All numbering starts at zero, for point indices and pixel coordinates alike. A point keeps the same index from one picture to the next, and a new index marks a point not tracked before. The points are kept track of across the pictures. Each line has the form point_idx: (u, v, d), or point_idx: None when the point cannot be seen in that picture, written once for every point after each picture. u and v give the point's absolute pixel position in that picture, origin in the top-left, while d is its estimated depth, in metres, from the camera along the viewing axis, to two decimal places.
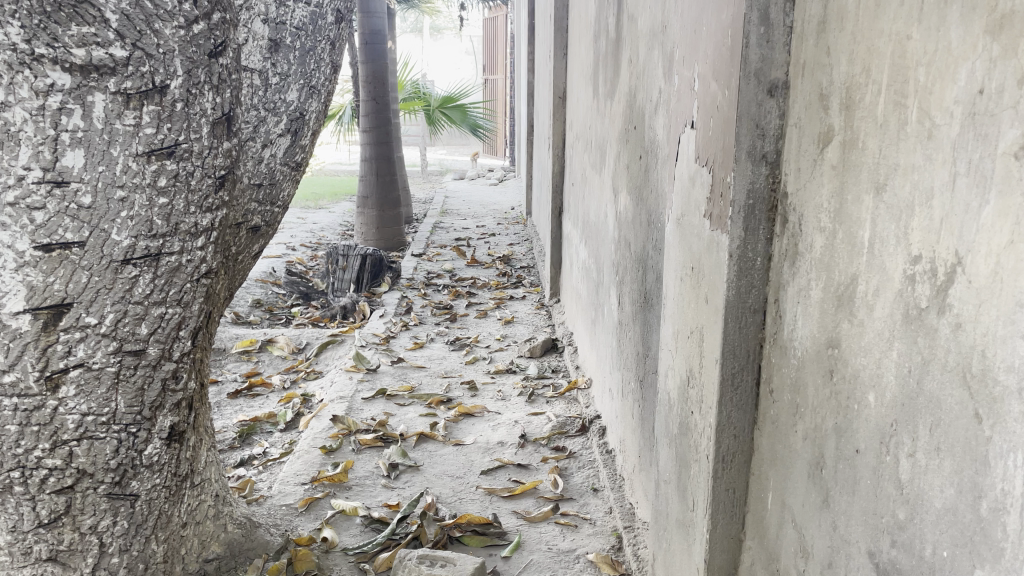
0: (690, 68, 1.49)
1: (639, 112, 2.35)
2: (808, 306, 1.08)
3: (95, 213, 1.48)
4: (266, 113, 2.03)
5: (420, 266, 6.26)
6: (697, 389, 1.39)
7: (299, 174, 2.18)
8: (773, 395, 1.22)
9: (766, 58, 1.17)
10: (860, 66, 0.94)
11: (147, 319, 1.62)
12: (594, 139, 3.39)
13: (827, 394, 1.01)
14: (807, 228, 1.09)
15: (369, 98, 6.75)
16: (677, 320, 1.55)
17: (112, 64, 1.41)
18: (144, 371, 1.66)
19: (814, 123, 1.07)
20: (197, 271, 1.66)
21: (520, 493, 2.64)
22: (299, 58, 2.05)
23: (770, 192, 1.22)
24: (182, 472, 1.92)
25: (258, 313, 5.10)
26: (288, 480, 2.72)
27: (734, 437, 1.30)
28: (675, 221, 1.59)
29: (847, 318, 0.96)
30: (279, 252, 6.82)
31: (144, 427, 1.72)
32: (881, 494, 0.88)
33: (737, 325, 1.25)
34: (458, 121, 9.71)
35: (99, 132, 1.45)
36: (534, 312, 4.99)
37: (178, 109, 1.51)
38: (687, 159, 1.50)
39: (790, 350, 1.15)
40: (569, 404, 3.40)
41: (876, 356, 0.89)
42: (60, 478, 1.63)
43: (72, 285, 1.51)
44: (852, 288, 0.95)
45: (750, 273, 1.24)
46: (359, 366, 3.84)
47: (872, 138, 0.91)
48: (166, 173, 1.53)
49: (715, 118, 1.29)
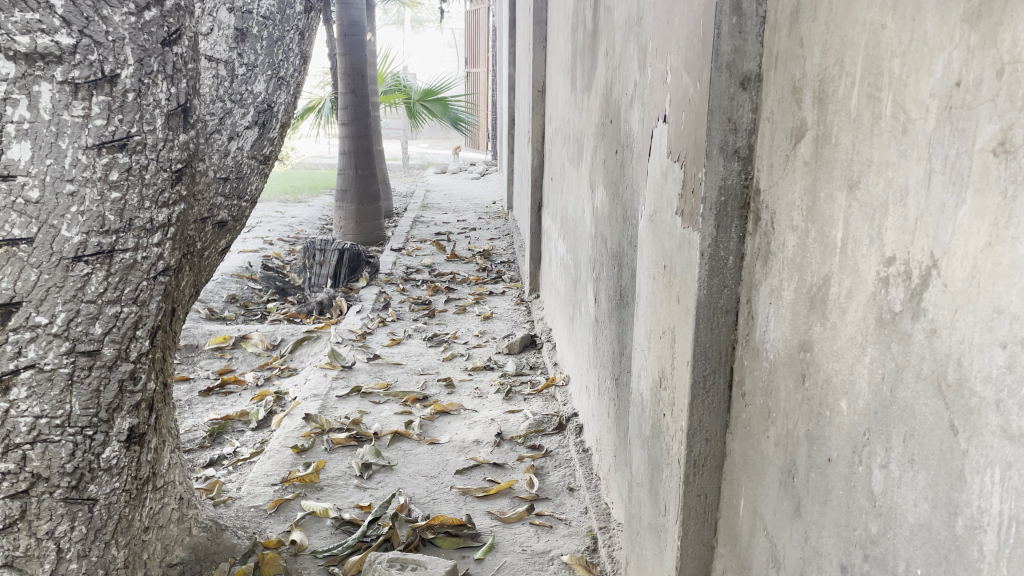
0: (662, 60, 1.45)
1: (615, 105, 2.30)
2: (780, 308, 1.04)
3: (43, 208, 1.42)
4: (232, 104, 1.96)
5: (400, 260, 6.20)
6: (669, 391, 1.35)
7: (267, 167, 2.12)
8: (745, 398, 1.18)
9: (739, 49, 1.13)
10: (834, 57, 0.90)
11: (101, 318, 1.56)
12: (572, 133, 3.35)
13: (799, 400, 0.97)
14: (780, 226, 1.05)
15: (347, 90, 6.66)
16: (650, 320, 1.51)
17: (58, 52, 1.34)
18: (99, 372, 1.60)
19: (787, 117, 1.03)
20: (154, 269, 1.60)
21: (494, 493, 2.59)
22: (267, 48, 1.98)
23: (743, 189, 1.18)
24: (144, 474, 1.86)
25: (232, 308, 5.01)
26: (257, 480, 2.66)
27: (706, 441, 1.26)
28: (649, 217, 1.54)
29: (819, 321, 0.92)
30: (256, 246, 6.73)
31: (101, 429, 1.66)
32: (854, 507, 0.84)
33: (708, 326, 1.21)
34: (439, 114, 9.64)
35: (46, 123, 1.38)
36: (513, 307, 4.95)
37: (130, 100, 1.44)
38: (660, 154, 1.45)
39: (762, 353, 1.11)
40: (547, 401, 3.36)
41: (849, 362, 0.85)
42: (13, 483, 1.57)
43: (21, 284, 1.44)
44: (825, 291, 0.91)
45: (722, 272, 1.19)
46: (335, 363, 3.77)
47: (845, 134, 0.87)
48: (118, 166, 1.47)
49: (687, 112, 1.25)
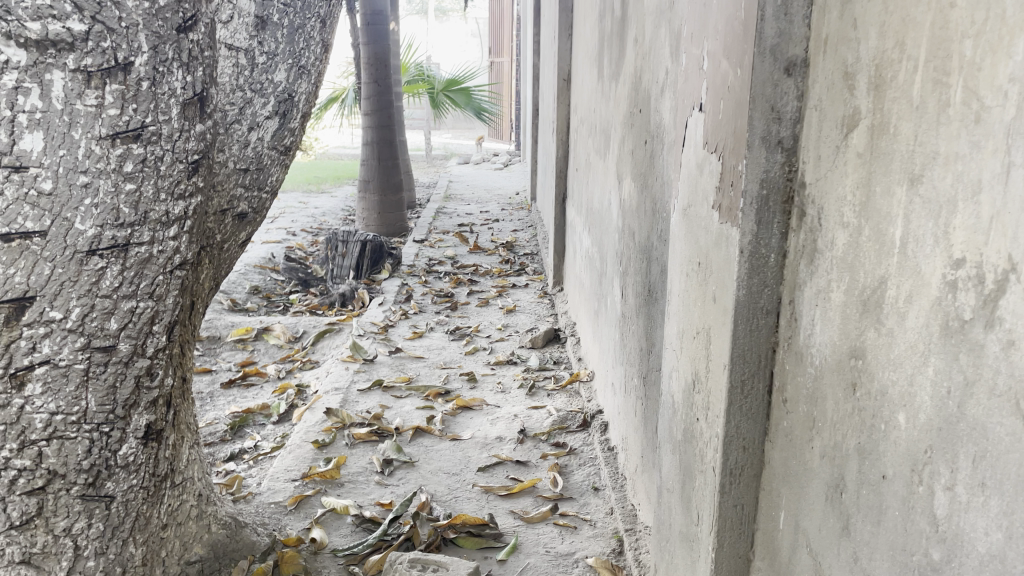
0: (698, 46, 1.38)
1: (645, 95, 2.23)
2: (827, 310, 0.97)
3: (56, 200, 1.38)
4: (252, 94, 1.91)
5: (422, 252, 6.15)
6: (703, 395, 1.29)
7: (288, 159, 2.07)
8: (787, 405, 1.11)
9: (784, 33, 1.06)
10: (892, 38, 0.83)
11: (117, 313, 1.52)
12: (598, 123, 3.28)
13: (848, 410, 0.91)
14: (827, 223, 0.98)
15: (370, 80, 6.60)
16: (682, 319, 1.44)
17: (70, 39, 1.30)
18: (115, 368, 1.56)
19: (837, 105, 0.96)
20: (170, 263, 1.55)
21: (517, 492, 2.54)
22: (287, 36, 1.94)
23: (786, 182, 1.11)
24: (162, 471, 1.82)
25: (255, 300, 5.01)
26: (277, 476, 2.62)
27: (742, 448, 1.19)
28: (682, 211, 1.48)
29: (873, 326, 0.85)
30: (279, 237, 6.73)
31: (118, 426, 1.63)
32: (911, 530, 0.77)
33: (747, 328, 1.14)
34: (462, 104, 9.60)
35: (59, 112, 1.34)
36: (537, 300, 4.88)
37: (144, 89, 1.39)
38: (694, 145, 1.38)
39: (806, 359, 1.04)
40: (570, 397, 3.30)
41: (908, 374, 0.78)
42: (30, 479, 1.54)
43: (35, 278, 1.41)
44: (880, 294, 0.84)
45: (762, 271, 1.13)
46: (356, 356, 3.74)
47: (906, 122, 0.80)
48: (133, 157, 1.42)
49: (726, 100, 1.18)
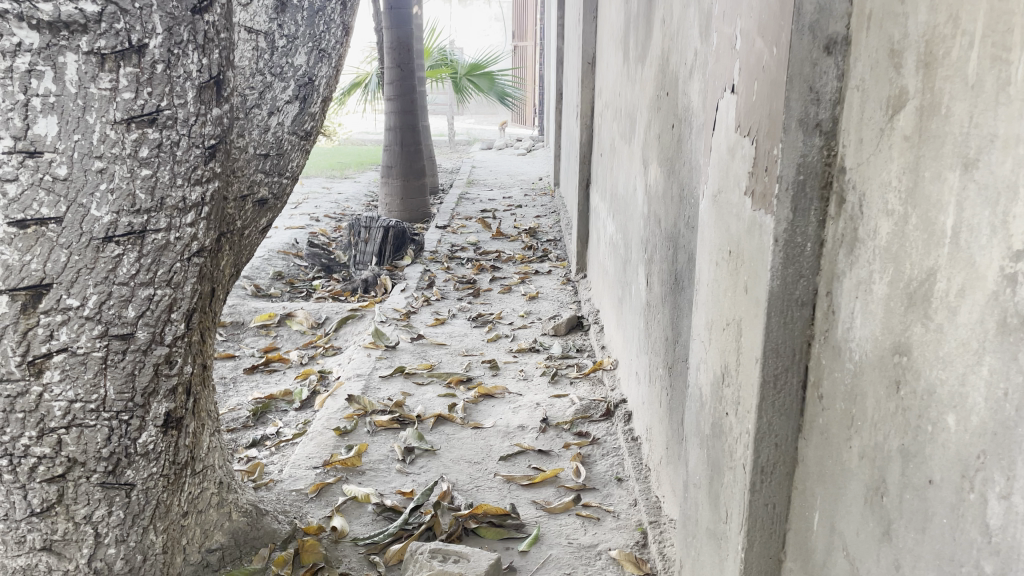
0: (730, 25, 1.32)
1: (672, 77, 2.17)
2: (868, 303, 0.92)
3: (71, 186, 1.35)
4: (272, 78, 1.88)
5: (445, 238, 6.12)
6: (734, 389, 1.24)
7: (309, 144, 2.04)
8: (822, 401, 1.06)
9: (823, 8, 1.00)
10: (944, 12, 0.77)
11: (134, 301, 1.50)
12: (623, 107, 3.22)
13: (891, 409, 0.85)
14: (870, 211, 0.92)
15: (393, 65, 6.55)
16: (711, 310, 1.39)
17: (82, 21, 1.27)
18: (134, 356, 1.54)
19: (881, 85, 0.90)
20: (187, 250, 1.53)
21: (539, 481, 2.51)
22: (307, 19, 1.90)
23: (825, 167, 1.06)
24: (182, 459, 1.81)
25: (278, 285, 5.01)
26: (299, 463, 2.61)
27: (775, 446, 1.14)
28: (712, 198, 1.42)
29: (920, 321, 0.80)
30: (302, 223, 6.73)
31: (137, 414, 1.61)
32: (960, 539, 0.73)
33: (781, 320, 1.10)
34: (485, 88, 9.54)
35: (73, 96, 1.31)
36: (560, 287, 4.84)
37: (159, 72, 1.36)
38: (726, 128, 1.33)
39: (844, 354, 0.99)
40: (594, 386, 3.26)
41: (960, 374, 0.73)
42: (50, 467, 1.53)
43: (51, 265, 1.39)
44: (928, 287, 0.78)
45: (798, 261, 1.08)
46: (378, 343, 3.72)
47: (959, 102, 0.74)
48: (148, 142, 1.39)
49: (762, 81, 1.12)
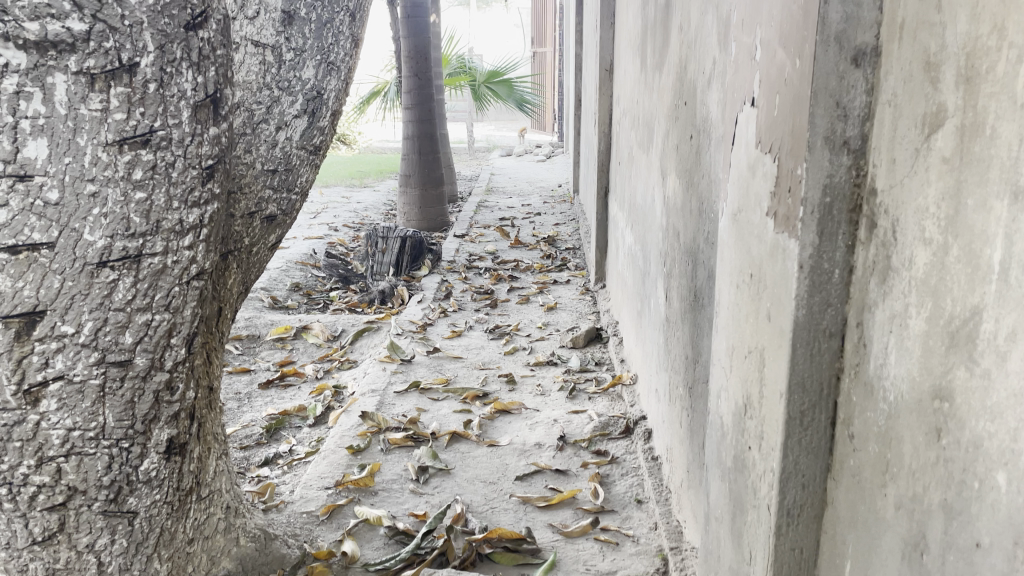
0: (750, 34, 1.25)
1: (690, 86, 2.09)
2: (903, 339, 0.84)
3: (63, 210, 1.30)
4: (279, 92, 1.82)
5: (463, 247, 6.07)
6: (757, 422, 1.17)
7: (319, 158, 1.98)
8: (854, 441, 0.99)
9: (851, 17, 0.93)
10: (988, 21, 0.71)
11: (131, 327, 1.44)
12: (641, 115, 3.14)
13: (931, 459, 0.78)
14: (904, 238, 0.85)
15: (411, 74, 6.51)
16: (732, 336, 1.32)
17: (70, 40, 1.22)
18: (133, 383, 1.49)
19: (915, 101, 0.84)
20: (186, 274, 1.47)
21: (557, 503, 2.43)
22: (316, 32, 1.84)
23: (853, 188, 0.99)
24: (186, 485, 1.75)
25: (296, 297, 4.97)
26: (311, 483, 2.54)
27: (802, 487, 1.07)
28: (731, 217, 1.35)
29: (964, 364, 0.73)
30: (320, 233, 6.70)
31: (139, 441, 1.56)
32: None
33: (807, 352, 1.02)
34: (504, 95, 9.48)
35: (63, 118, 1.26)
36: (578, 297, 4.77)
37: (152, 91, 1.31)
38: (746, 143, 1.25)
39: (876, 393, 0.91)
40: (613, 401, 3.18)
41: (1012, 427, 0.66)
42: (50, 495, 1.49)
43: (44, 292, 1.34)
44: (973, 326, 0.72)
45: (826, 288, 1.00)
46: (393, 356, 3.67)
47: (1007, 122, 0.67)
48: (141, 164, 1.34)
49: (784, 95, 1.05)
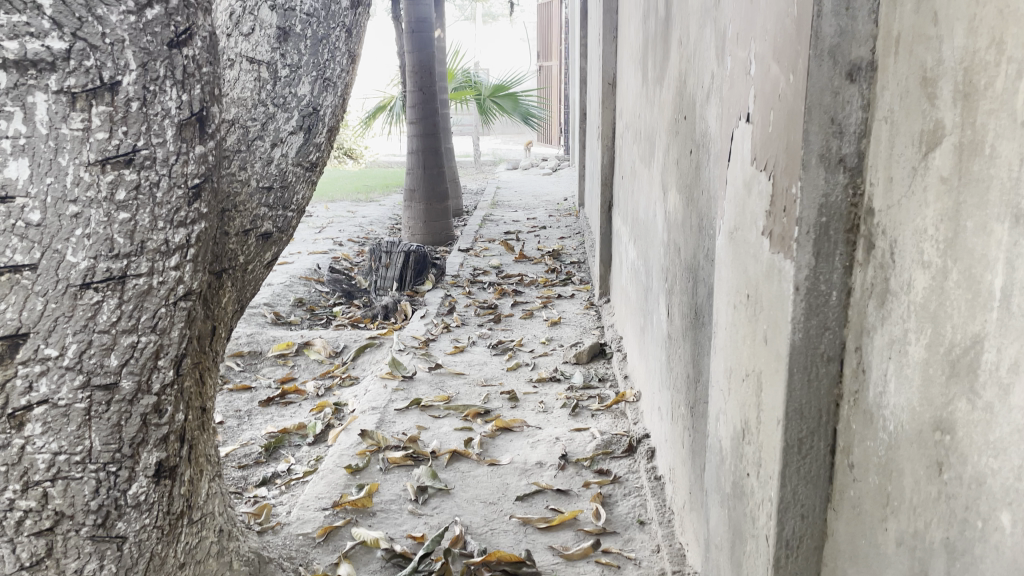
0: (744, 48, 1.22)
1: (690, 100, 2.06)
2: (903, 366, 0.83)
3: (45, 232, 1.27)
4: (274, 109, 1.75)
5: (467, 262, 6.04)
6: (754, 448, 1.13)
7: (316, 175, 1.90)
8: (854, 471, 0.96)
9: (845, 31, 0.92)
10: (986, 35, 0.70)
11: (117, 349, 1.39)
12: (643, 129, 3.11)
13: (933, 494, 0.77)
14: (904, 261, 0.84)
15: (415, 89, 6.51)
16: (729, 357, 1.28)
17: (50, 58, 1.20)
18: (119, 407, 1.43)
19: (912, 118, 0.83)
20: (172, 295, 1.43)
21: (557, 524, 2.39)
22: (311, 48, 1.75)
23: (850, 208, 0.97)
24: (176, 508, 1.68)
25: (298, 312, 4.95)
26: (308, 504, 2.51)
27: (800, 517, 1.04)
28: (727, 235, 1.32)
29: (965, 396, 0.72)
30: (324, 247, 6.68)
31: (126, 465, 1.50)
32: None
33: (805, 377, 0.99)
34: (509, 109, 9.47)
35: (44, 137, 1.24)
36: (582, 312, 4.73)
37: (134, 110, 1.29)
38: (741, 160, 1.23)
39: (875, 422, 0.90)
40: (616, 419, 3.14)
41: (1016, 465, 0.65)
42: (37, 521, 1.41)
43: (27, 313, 1.29)
44: (974, 356, 0.71)
45: (823, 311, 0.98)
46: (395, 373, 3.63)
47: (1007, 141, 0.66)
48: (125, 184, 1.31)
49: (778, 111, 1.03)
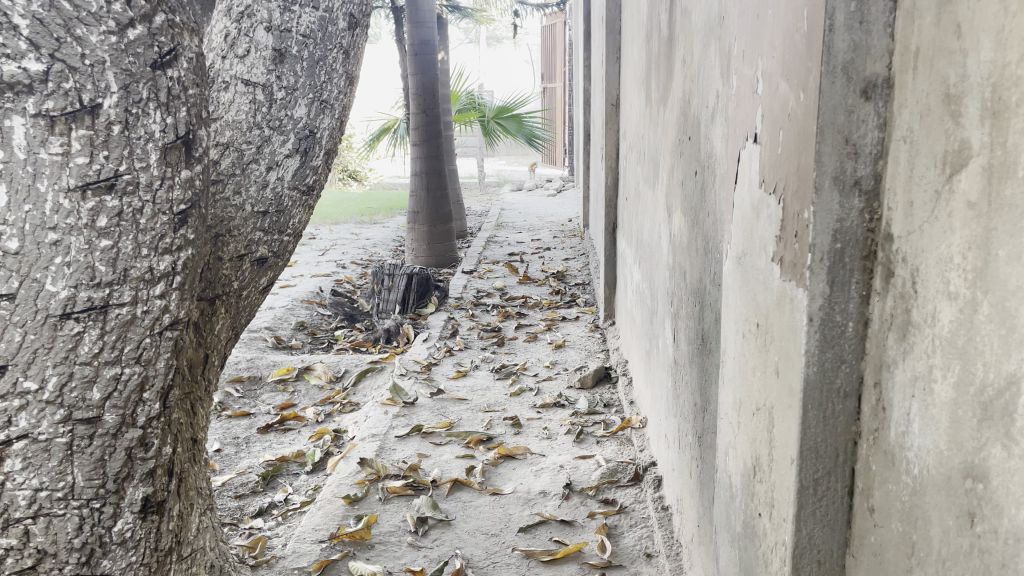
0: (751, 65, 1.17)
1: (694, 120, 2.00)
2: (928, 407, 0.77)
3: (23, 260, 1.22)
4: (270, 131, 1.68)
5: (471, 284, 5.98)
6: (766, 486, 1.07)
7: (313, 199, 1.82)
8: (874, 516, 0.90)
9: (859, 46, 0.87)
10: (1016, 48, 0.64)
11: (99, 382, 1.32)
12: (647, 149, 3.05)
13: (963, 548, 0.71)
14: (927, 292, 0.78)
15: (419, 110, 6.48)
16: (738, 389, 1.22)
17: (27, 81, 1.16)
18: (103, 441, 1.35)
19: (934, 138, 0.77)
20: (158, 324, 1.36)
21: (562, 556, 2.31)
22: (307, 70, 1.69)
23: (866, 234, 0.91)
24: (166, 545, 1.57)
25: (300, 337, 4.89)
26: (304, 537, 2.43)
27: (818, 563, 0.97)
28: (735, 259, 1.26)
29: (1000, 440, 0.66)
30: (327, 270, 6.64)
31: (111, 501, 1.40)
32: None
33: (819, 416, 0.93)
34: (513, 131, 9.44)
35: (22, 162, 1.19)
36: (587, 335, 4.66)
37: (116, 133, 1.24)
38: (749, 181, 1.17)
39: (898, 464, 0.83)
40: (622, 446, 3.06)
41: None
42: (18, 559, 1.33)
43: (5, 345, 1.23)
44: (1009, 397, 0.65)
45: (839, 343, 0.92)
46: (396, 399, 3.56)
47: None
48: (106, 210, 1.26)
49: (787, 131, 0.97)
